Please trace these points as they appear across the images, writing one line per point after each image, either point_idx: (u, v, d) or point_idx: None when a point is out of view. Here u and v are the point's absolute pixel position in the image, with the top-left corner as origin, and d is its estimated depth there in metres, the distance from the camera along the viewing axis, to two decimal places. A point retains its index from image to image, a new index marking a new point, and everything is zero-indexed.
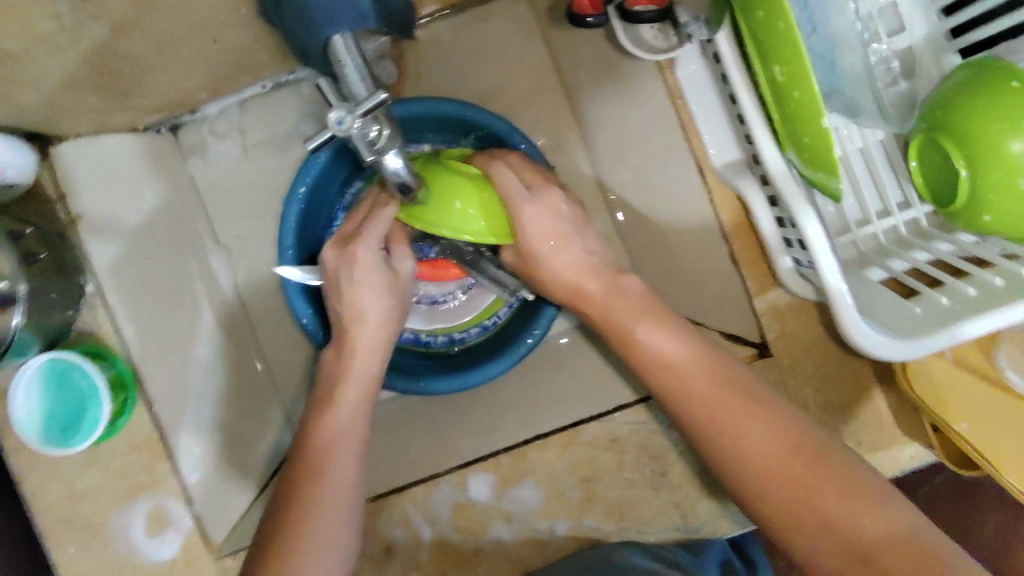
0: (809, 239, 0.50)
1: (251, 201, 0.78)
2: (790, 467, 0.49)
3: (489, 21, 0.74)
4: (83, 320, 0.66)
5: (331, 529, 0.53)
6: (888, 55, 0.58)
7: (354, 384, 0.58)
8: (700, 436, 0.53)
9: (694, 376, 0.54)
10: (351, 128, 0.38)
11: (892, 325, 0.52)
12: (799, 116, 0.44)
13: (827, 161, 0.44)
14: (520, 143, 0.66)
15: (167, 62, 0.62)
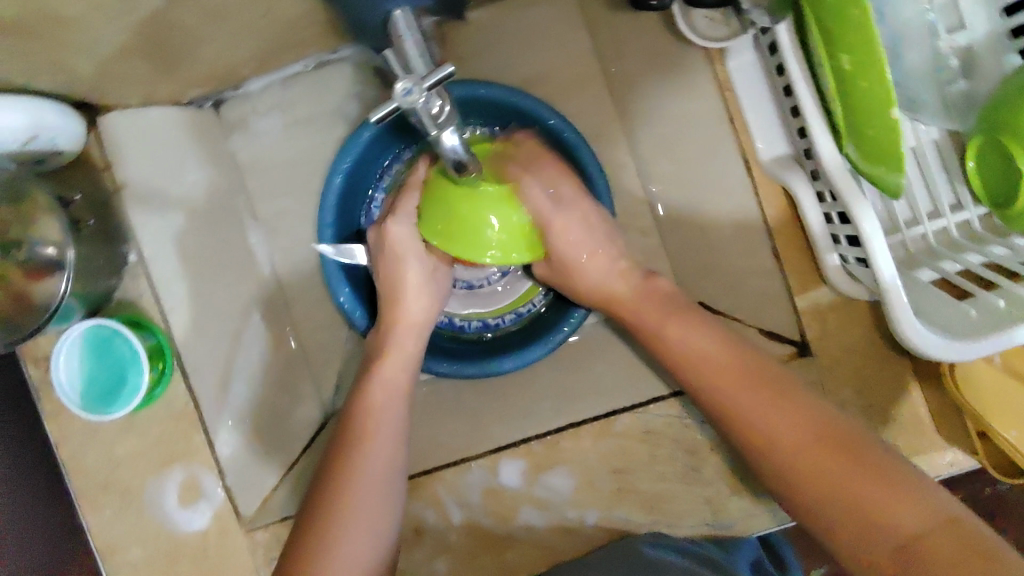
0: (867, 236, 0.50)
1: (290, 179, 0.78)
2: (826, 458, 0.48)
3: (534, 7, 0.73)
4: (126, 289, 0.67)
5: (363, 503, 0.53)
6: (945, 53, 0.54)
7: (393, 361, 0.60)
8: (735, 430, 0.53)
9: (726, 369, 0.54)
10: (417, 99, 0.40)
11: (945, 324, 0.52)
12: (871, 108, 0.45)
13: (896, 158, 0.46)
14: (564, 130, 0.67)
15: (217, 35, 0.62)
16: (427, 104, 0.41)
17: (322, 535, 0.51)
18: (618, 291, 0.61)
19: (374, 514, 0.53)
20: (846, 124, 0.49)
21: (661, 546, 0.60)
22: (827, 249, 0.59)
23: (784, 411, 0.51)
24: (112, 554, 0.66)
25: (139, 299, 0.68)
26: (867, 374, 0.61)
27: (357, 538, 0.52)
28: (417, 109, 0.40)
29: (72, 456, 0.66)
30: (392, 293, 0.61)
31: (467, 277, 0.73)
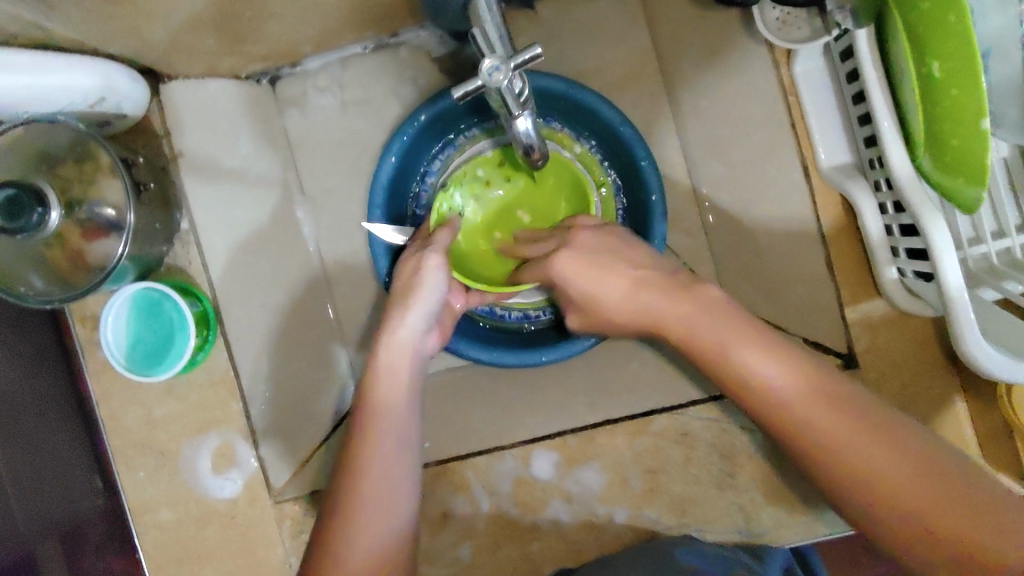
0: (934, 247, 0.49)
1: (339, 158, 0.79)
2: (906, 480, 0.43)
3: (596, 2, 0.73)
4: (175, 256, 0.68)
5: (376, 518, 0.48)
6: None
7: (387, 378, 0.53)
8: (799, 445, 0.46)
9: (795, 385, 0.47)
10: (501, 78, 0.43)
11: (1004, 341, 0.51)
12: (955, 118, 0.46)
13: (975, 169, 0.46)
14: (621, 125, 0.66)
15: (285, 11, 0.62)
16: (512, 84, 0.44)
17: (343, 547, 0.47)
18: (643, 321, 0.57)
19: (387, 532, 0.48)
20: (931, 136, 0.49)
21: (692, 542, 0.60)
22: (885, 262, 0.58)
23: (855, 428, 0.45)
24: (143, 513, 0.67)
25: (189, 266, 0.68)
26: (912, 391, 0.60)
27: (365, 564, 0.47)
28: (502, 88, 0.44)
29: (112, 415, 0.67)
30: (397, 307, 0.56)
31: None
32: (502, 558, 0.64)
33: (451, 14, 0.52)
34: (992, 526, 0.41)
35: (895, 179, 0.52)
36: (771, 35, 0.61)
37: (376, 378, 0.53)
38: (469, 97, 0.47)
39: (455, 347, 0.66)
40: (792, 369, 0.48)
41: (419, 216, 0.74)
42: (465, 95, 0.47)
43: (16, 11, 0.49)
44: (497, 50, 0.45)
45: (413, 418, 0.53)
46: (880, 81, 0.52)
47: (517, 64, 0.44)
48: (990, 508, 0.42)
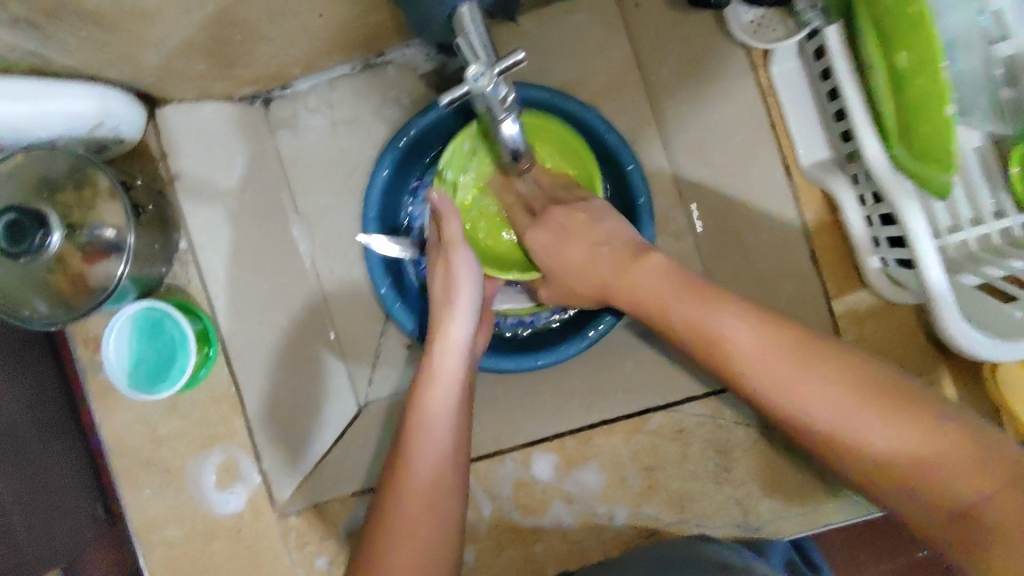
0: (911, 232, 0.50)
1: (331, 176, 0.80)
2: (860, 419, 0.47)
3: (575, 15, 0.75)
4: (174, 276, 0.69)
5: (420, 498, 0.52)
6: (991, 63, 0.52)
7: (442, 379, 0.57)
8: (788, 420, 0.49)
9: (774, 359, 0.49)
10: (486, 85, 0.45)
11: (984, 323, 0.52)
12: (925, 105, 0.47)
13: (946, 154, 0.47)
14: (606, 131, 0.68)
15: (274, 34, 0.64)
16: (495, 90, 0.46)
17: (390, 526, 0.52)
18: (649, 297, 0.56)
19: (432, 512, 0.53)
20: (903, 125, 0.50)
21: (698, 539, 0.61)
22: (868, 251, 0.60)
23: (837, 388, 0.48)
24: (149, 532, 0.67)
25: (188, 285, 0.69)
26: None
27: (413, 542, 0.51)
28: (487, 93, 0.46)
29: (116, 435, 0.68)
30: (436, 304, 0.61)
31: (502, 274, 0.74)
32: (506, 562, 0.65)
33: (436, 29, 0.54)
34: (939, 446, 0.45)
35: (869, 169, 0.53)
36: (748, 38, 0.63)
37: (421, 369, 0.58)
38: (456, 103, 0.49)
39: None
40: (772, 349, 0.50)
41: (413, 226, 0.75)
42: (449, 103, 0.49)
43: (15, 42, 0.51)
44: (484, 58, 0.47)
45: (455, 420, 0.56)
46: (850, 75, 0.54)
47: (500, 70, 0.46)
48: (940, 430, 0.46)
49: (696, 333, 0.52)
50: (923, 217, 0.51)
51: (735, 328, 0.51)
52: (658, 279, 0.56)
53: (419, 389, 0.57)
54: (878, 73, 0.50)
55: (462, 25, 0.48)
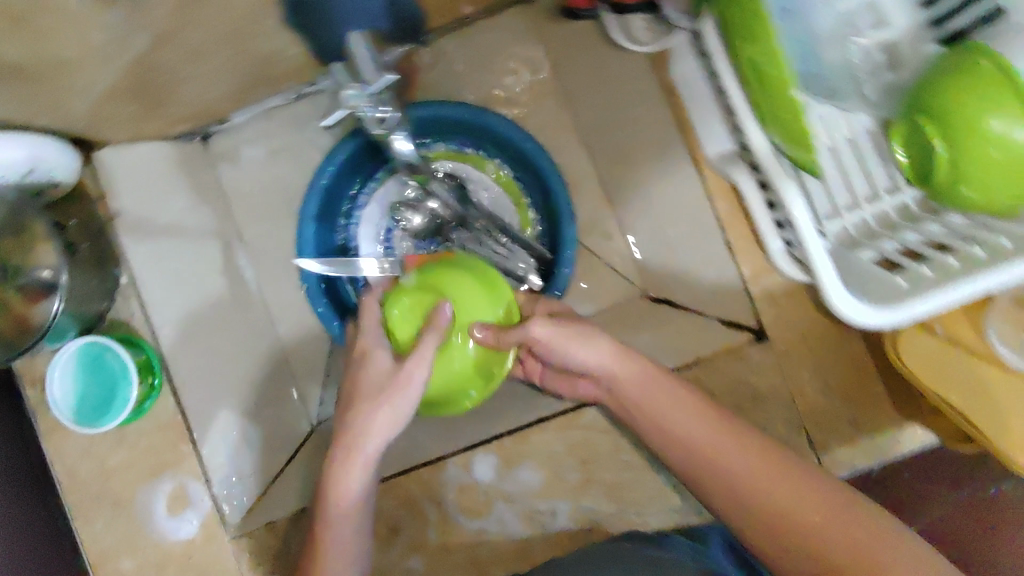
0: (793, 212, 0.52)
1: (273, 205, 0.84)
2: (771, 493, 0.54)
3: (495, 33, 0.78)
4: (117, 310, 0.72)
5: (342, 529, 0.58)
6: (871, 48, 0.60)
7: (358, 465, 0.56)
8: (691, 464, 0.57)
9: (706, 434, 0.57)
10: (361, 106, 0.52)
11: (874, 296, 0.54)
12: (770, 92, 0.47)
13: (800, 137, 0.48)
14: (524, 142, 0.69)
15: (197, 74, 0.67)
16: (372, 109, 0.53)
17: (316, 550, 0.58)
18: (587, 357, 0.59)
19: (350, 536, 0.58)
20: (766, 111, 0.50)
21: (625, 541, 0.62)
22: (772, 235, 0.61)
23: (727, 438, 0.57)
24: (104, 563, 0.69)
25: (130, 317, 0.72)
26: (819, 355, 0.66)
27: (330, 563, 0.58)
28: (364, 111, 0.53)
29: (68, 470, 0.70)
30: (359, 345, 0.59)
31: None
32: (454, 566, 0.66)
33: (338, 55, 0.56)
34: (841, 526, 0.51)
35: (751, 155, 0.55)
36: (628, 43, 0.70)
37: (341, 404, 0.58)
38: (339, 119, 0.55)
39: None
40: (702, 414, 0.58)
41: (350, 247, 0.76)
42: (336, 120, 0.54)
43: None
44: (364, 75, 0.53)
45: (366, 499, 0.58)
46: (725, 64, 0.54)
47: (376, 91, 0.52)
48: (844, 513, 0.52)
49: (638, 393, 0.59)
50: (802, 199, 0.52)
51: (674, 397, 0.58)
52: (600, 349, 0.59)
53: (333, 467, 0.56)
54: (739, 61, 0.50)
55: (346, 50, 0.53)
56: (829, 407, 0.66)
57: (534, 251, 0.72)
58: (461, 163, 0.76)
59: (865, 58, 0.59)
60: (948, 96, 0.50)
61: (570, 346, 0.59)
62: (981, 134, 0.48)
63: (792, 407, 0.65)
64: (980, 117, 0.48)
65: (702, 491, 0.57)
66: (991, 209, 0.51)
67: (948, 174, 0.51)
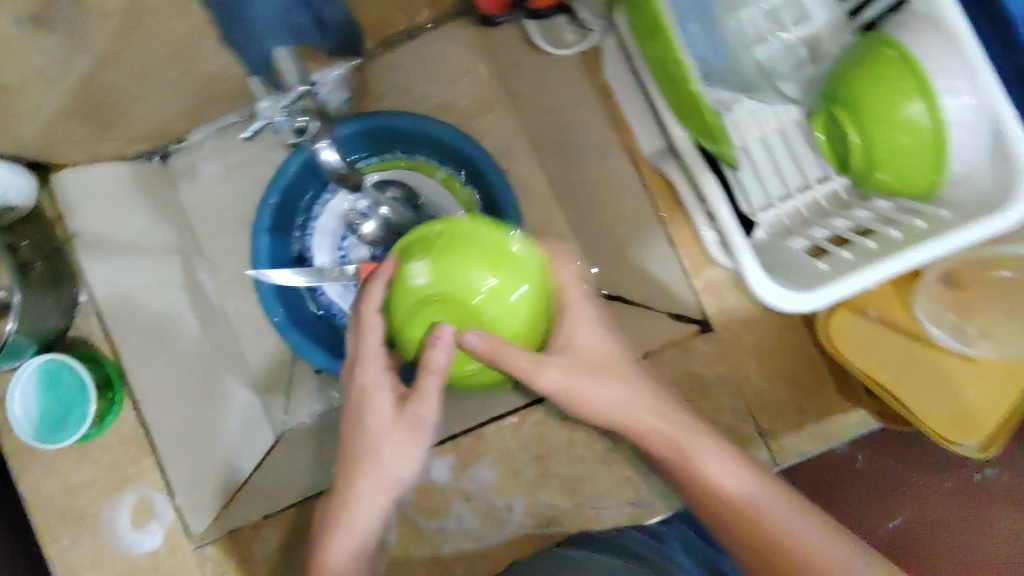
0: (712, 200, 0.55)
1: (234, 220, 0.85)
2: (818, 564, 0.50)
3: (442, 44, 0.81)
4: (78, 327, 0.75)
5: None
6: (794, 43, 0.61)
7: (353, 530, 0.52)
8: (728, 525, 0.52)
9: (748, 494, 0.53)
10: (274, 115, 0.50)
11: (798, 282, 0.55)
12: (677, 86, 0.50)
13: (709, 129, 0.50)
14: (470, 150, 0.71)
15: (146, 94, 0.69)
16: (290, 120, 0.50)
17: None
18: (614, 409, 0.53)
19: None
20: (678, 105, 0.53)
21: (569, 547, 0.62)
22: (703, 225, 0.62)
23: (761, 494, 0.53)
24: None
25: (91, 334, 0.75)
26: (762, 344, 0.67)
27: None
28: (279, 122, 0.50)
29: (33, 488, 0.71)
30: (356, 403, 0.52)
31: None
32: (414, 568, 0.67)
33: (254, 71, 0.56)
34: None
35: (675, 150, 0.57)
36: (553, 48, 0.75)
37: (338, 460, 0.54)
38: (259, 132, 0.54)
39: None
40: (735, 468, 0.53)
41: (306, 257, 0.77)
42: (256, 132, 0.53)
43: None
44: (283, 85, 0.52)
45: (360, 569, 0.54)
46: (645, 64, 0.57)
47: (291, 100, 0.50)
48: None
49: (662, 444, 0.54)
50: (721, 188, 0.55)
51: (709, 453, 0.53)
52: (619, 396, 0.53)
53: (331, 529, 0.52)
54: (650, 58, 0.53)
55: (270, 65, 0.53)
56: (773, 392, 0.67)
57: None
58: (411, 172, 0.78)
59: (786, 54, 0.61)
60: (863, 89, 0.52)
61: (580, 384, 0.52)
62: (894, 123, 0.50)
63: (739, 396, 0.67)
64: (893, 108, 0.50)
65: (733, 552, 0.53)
66: (911, 193, 0.53)
67: (865, 162, 0.54)
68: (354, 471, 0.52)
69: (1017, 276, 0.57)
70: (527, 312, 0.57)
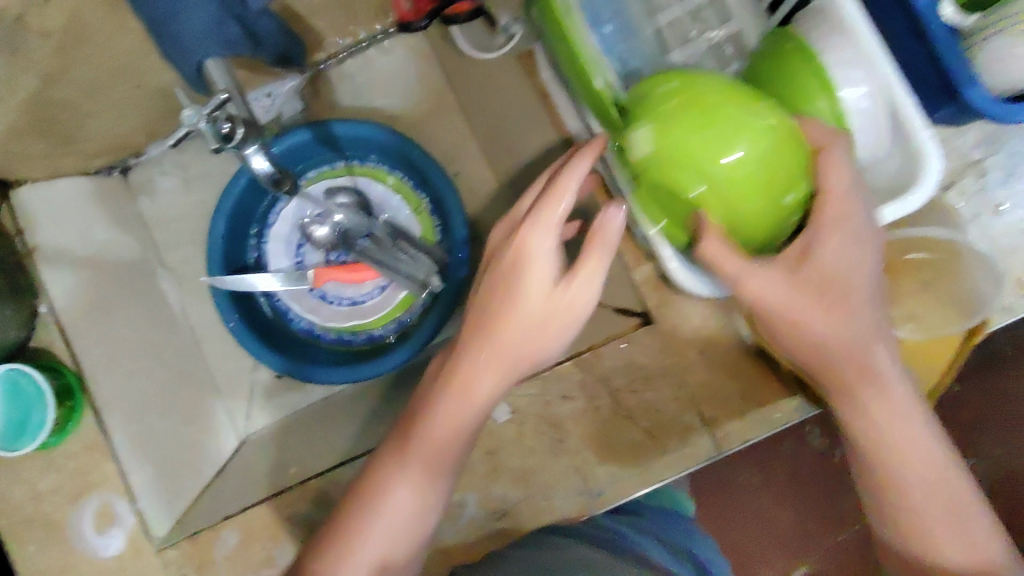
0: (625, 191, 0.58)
1: (188, 230, 0.89)
2: (899, 446, 0.54)
3: (390, 53, 0.84)
4: (39, 339, 0.75)
5: (396, 524, 0.57)
6: (721, 41, 0.62)
7: (479, 387, 0.56)
8: (838, 407, 0.55)
9: (873, 392, 0.53)
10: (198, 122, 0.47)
11: None
12: (583, 81, 0.55)
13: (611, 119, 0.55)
14: (414, 152, 0.75)
15: (99, 109, 0.71)
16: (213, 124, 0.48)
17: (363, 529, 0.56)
18: (807, 321, 0.49)
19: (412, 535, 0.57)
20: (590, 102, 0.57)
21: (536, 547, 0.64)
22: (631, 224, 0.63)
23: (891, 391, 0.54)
24: None
25: (52, 344, 0.75)
26: (702, 335, 0.69)
27: (379, 550, 0.56)
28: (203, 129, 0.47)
29: None
30: (504, 338, 0.55)
31: (350, 294, 0.81)
32: None
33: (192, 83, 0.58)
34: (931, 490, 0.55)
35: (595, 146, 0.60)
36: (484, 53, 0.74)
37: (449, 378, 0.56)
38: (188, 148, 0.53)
39: (306, 373, 0.75)
40: (900, 416, 0.54)
41: (263, 263, 0.80)
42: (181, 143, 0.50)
43: None
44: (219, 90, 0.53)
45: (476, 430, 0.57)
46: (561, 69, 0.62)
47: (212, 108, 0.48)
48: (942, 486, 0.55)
49: (865, 387, 0.52)
50: None
51: (881, 400, 0.53)
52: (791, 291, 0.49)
53: (465, 370, 0.56)
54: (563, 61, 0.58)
55: (202, 76, 0.55)
56: (716, 382, 0.68)
57: (432, 254, 0.77)
58: (364, 177, 0.80)
59: (712, 51, 0.62)
60: (772, 83, 0.54)
61: (798, 306, 0.49)
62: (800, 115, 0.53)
63: (682, 384, 0.68)
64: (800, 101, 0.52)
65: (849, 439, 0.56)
66: None
67: None
68: (493, 323, 0.55)
69: (932, 257, 0.60)
70: (751, 173, 0.50)
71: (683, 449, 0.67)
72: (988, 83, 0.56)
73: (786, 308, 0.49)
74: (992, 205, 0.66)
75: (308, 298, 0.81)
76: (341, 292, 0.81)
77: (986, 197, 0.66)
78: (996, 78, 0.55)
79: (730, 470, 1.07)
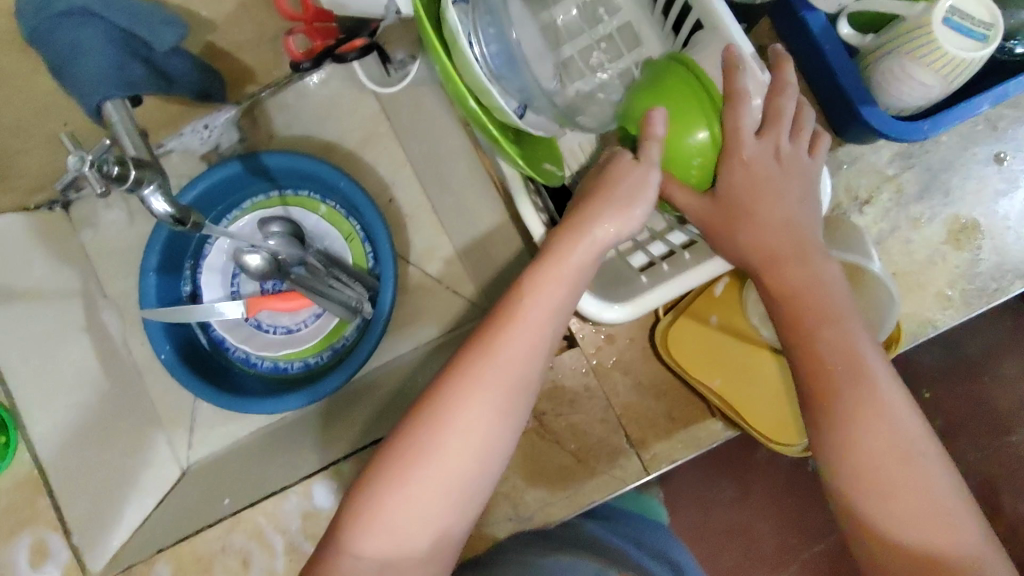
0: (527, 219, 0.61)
1: (130, 262, 0.89)
2: (880, 426, 0.46)
3: (325, 82, 0.84)
4: None
5: (427, 499, 0.47)
6: (630, 66, 0.63)
7: (535, 310, 0.50)
8: (830, 365, 0.48)
9: (850, 342, 0.48)
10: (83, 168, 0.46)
11: (618, 292, 0.62)
12: (466, 103, 0.53)
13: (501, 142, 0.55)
14: (340, 181, 0.75)
15: (28, 147, 0.71)
16: (102, 169, 0.47)
17: (392, 496, 0.47)
18: (765, 248, 0.51)
19: (440, 521, 0.47)
20: (476, 123, 0.55)
21: (490, 557, 0.62)
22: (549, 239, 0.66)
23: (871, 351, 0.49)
24: None
25: None
26: (628, 357, 0.69)
27: (396, 532, 0.46)
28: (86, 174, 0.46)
29: None
30: (562, 278, 0.50)
31: (285, 323, 0.83)
32: None
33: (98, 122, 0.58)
34: (929, 502, 0.45)
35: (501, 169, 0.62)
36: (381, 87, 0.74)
37: (508, 324, 0.49)
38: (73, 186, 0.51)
39: (239, 405, 0.75)
40: (892, 405, 0.47)
41: (198, 296, 0.82)
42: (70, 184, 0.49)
43: None
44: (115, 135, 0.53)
45: (528, 369, 0.49)
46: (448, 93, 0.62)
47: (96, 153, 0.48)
48: (938, 502, 0.45)
49: (834, 354, 0.48)
50: (533, 208, 0.61)
51: (863, 385, 0.47)
52: (735, 214, 0.51)
53: (527, 288, 0.50)
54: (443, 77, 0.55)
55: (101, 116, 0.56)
56: (642, 403, 0.68)
57: (361, 279, 0.79)
58: (297, 208, 0.83)
59: (621, 77, 0.63)
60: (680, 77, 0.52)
61: (753, 226, 0.51)
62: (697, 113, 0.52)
63: (608, 408, 0.68)
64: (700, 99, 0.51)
65: (814, 407, 0.48)
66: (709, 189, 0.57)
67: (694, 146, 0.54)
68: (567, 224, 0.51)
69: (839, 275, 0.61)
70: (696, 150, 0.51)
71: (610, 472, 0.67)
72: (886, 105, 0.57)
73: (747, 234, 0.51)
74: (911, 218, 0.66)
75: (243, 328, 0.83)
76: (276, 320, 0.83)
77: (905, 211, 0.66)
78: (895, 99, 0.56)
79: (702, 482, 1.00)
